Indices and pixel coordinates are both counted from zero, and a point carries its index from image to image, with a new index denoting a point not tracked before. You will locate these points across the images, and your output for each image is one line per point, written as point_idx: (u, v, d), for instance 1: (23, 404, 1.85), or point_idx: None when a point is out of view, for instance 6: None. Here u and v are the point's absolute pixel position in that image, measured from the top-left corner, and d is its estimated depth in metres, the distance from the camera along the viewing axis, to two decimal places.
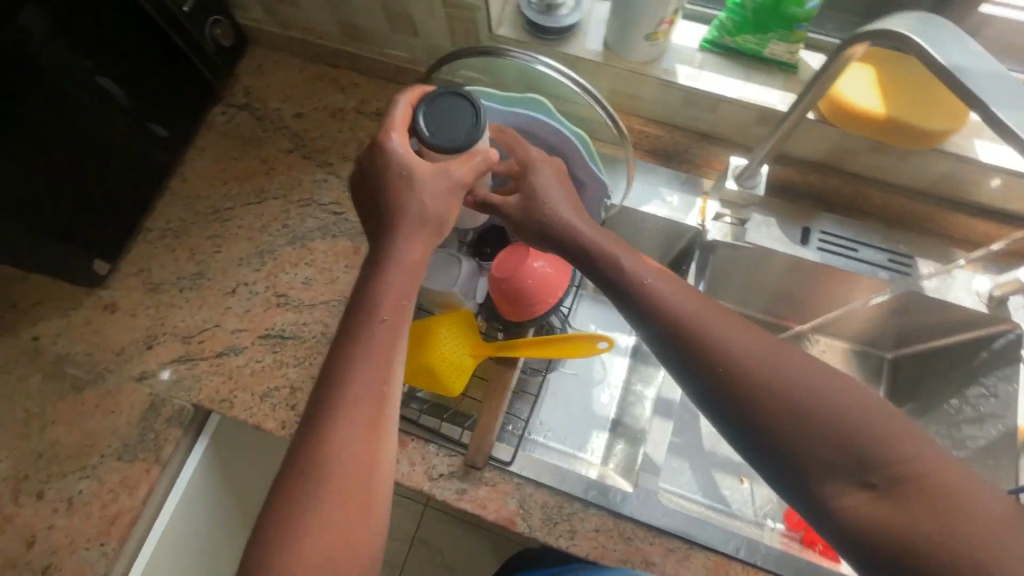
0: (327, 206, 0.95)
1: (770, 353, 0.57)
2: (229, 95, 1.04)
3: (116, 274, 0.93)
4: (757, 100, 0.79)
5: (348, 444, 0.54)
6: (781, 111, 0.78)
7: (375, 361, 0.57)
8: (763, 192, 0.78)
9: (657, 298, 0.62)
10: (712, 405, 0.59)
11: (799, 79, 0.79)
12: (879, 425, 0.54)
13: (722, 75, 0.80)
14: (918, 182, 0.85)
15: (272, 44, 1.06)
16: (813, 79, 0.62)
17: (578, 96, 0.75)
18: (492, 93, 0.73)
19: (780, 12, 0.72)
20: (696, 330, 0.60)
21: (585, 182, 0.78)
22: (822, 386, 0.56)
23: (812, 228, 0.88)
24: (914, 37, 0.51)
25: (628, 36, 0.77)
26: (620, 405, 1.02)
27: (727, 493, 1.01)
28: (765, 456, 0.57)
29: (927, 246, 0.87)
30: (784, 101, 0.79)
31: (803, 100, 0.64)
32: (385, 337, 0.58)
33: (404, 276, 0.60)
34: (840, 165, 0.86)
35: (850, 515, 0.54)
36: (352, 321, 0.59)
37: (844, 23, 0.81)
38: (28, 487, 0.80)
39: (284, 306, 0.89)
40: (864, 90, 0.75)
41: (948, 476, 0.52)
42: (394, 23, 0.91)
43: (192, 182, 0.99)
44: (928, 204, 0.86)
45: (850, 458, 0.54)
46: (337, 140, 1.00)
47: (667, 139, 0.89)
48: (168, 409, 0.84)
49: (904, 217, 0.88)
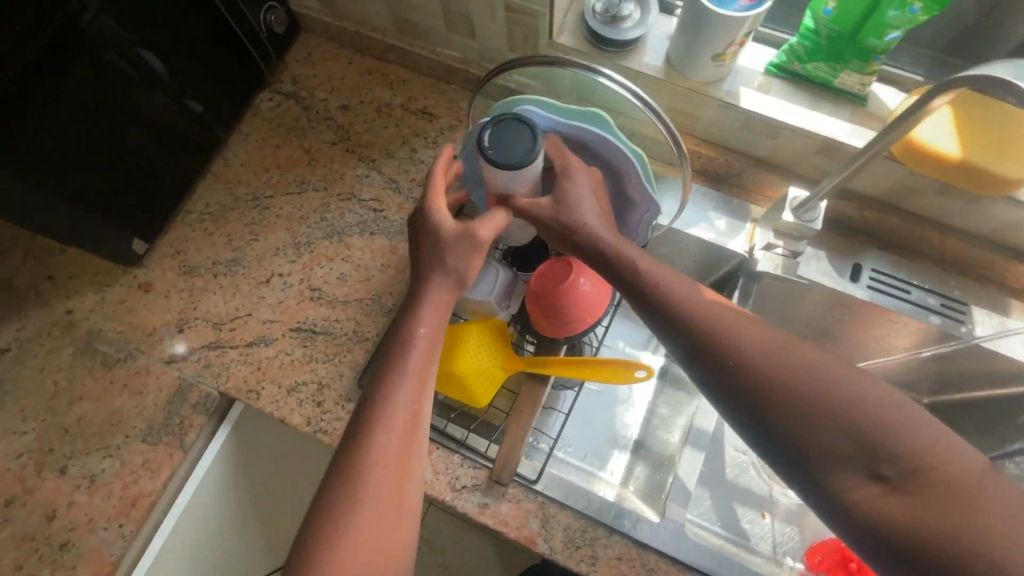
0: (367, 202, 0.94)
1: (779, 349, 0.57)
2: (277, 82, 1.03)
3: (153, 253, 0.92)
4: (822, 130, 0.76)
5: (381, 477, 0.56)
6: (846, 144, 0.76)
7: (410, 398, 0.58)
8: (819, 226, 0.75)
9: (670, 294, 0.61)
10: (730, 405, 0.59)
11: (868, 112, 0.77)
12: (894, 420, 0.54)
13: (789, 102, 0.77)
14: (980, 227, 0.82)
15: (323, 33, 1.05)
16: (894, 125, 0.60)
17: (639, 113, 0.73)
18: (551, 103, 0.71)
19: (856, 41, 0.70)
20: (706, 327, 0.59)
21: (637, 201, 0.76)
22: (833, 380, 0.55)
23: (863, 264, 0.85)
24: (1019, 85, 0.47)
25: (694, 55, 0.75)
26: (643, 427, 0.99)
27: (747, 527, 0.96)
28: (776, 453, 0.57)
29: (983, 293, 0.84)
30: (851, 133, 0.76)
31: (880, 142, 0.62)
32: (418, 367, 0.60)
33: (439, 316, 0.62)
34: (900, 202, 0.83)
35: (864, 508, 0.54)
36: (387, 357, 0.60)
37: (919, 58, 0.78)
38: (52, 461, 0.80)
39: (318, 301, 0.88)
40: (939, 132, 0.71)
41: (960, 469, 0.52)
42: (451, 22, 0.90)
43: (234, 167, 0.98)
44: (989, 250, 0.83)
45: (860, 450, 0.54)
46: (382, 136, 0.99)
47: (721, 162, 0.86)
48: (195, 394, 0.84)
49: (962, 262, 0.85)
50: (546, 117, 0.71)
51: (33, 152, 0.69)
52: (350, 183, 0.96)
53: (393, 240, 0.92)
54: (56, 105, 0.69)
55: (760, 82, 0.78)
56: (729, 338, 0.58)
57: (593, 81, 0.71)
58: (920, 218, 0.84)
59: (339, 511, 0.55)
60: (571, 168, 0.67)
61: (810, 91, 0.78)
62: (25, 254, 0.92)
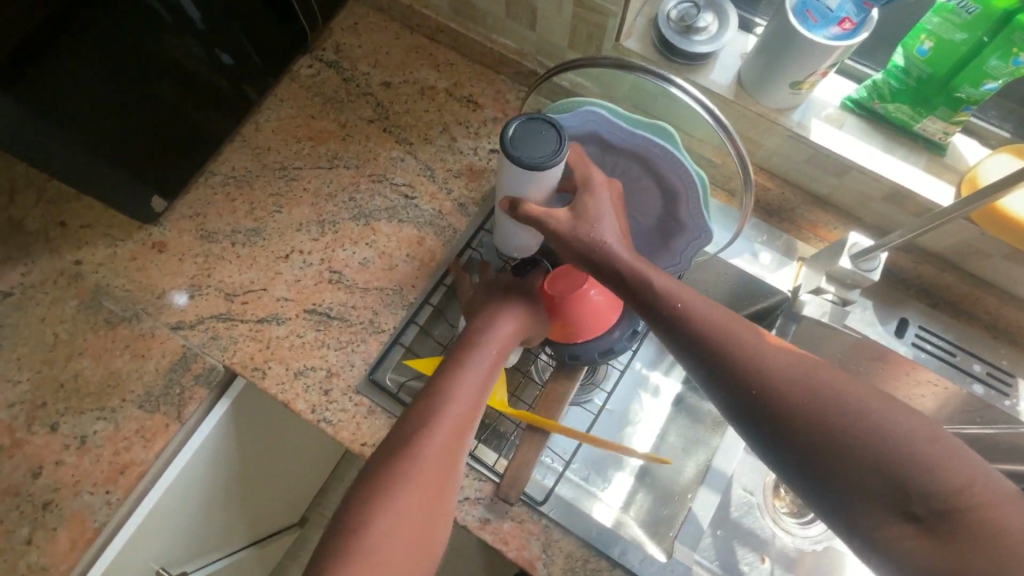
0: (400, 187, 0.90)
1: (801, 375, 0.52)
2: (319, 48, 0.98)
3: (171, 212, 0.89)
4: (893, 176, 0.71)
5: (420, 480, 0.55)
6: (919, 194, 0.71)
7: (461, 411, 0.59)
8: (877, 277, 0.71)
9: (690, 312, 0.56)
10: (750, 433, 0.54)
11: (945, 162, 0.72)
12: (927, 452, 0.48)
13: (862, 142, 0.73)
14: None
15: (373, 3, 1.00)
16: (984, 192, 0.58)
17: (709, 133, 0.67)
18: (616, 109, 0.66)
19: (949, 88, 0.66)
20: (724, 349, 0.54)
21: (687, 225, 0.72)
22: (860, 409, 0.50)
23: (909, 320, 0.81)
24: None
25: (770, 79, 0.70)
26: (650, 453, 0.95)
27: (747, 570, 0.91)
28: (804, 489, 0.52)
29: None
30: (922, 184, 0.71)
31: (967, 205, 0.59)
32: (478, 388, 0.61)
33: (503, 342, 0.65)
34: (961, 261, 0.79)
35: (897, 554, 0.48)
36: (442, 382, 0.61)
37: (1007, 113, 0.74)
38: (43, 416, 0.77)
39: (336, 284, 0.84)
40: None
41: (1009, 516, 0.46)
42: (512, 10, 0.85)
43: (265, 132, 0.94)
44: None
45: (893, 488, 0.48)
46: (422, 119, 0.94)
47: (776, 194, 0.82)
48: (198, 365, 0.80)
49: (1016, 332, 0.81)
50: (611, 123, 0.66)
51: (57, 92, 0.64)
52: (388, 164, 0.92)
53: (423, 231, 0.88)
54: (86, 43, 0.64)
55: (832, 115, 0.74)
56: (749, 362, 0.53)
57: (663, 91, 0.66)
58: (976, 280, 0.80)
59: (364, 528, 0.52)
60: (593, 184, 0.63)
61: (885, 133, 0.74)
62: (38, 197, 0.88)
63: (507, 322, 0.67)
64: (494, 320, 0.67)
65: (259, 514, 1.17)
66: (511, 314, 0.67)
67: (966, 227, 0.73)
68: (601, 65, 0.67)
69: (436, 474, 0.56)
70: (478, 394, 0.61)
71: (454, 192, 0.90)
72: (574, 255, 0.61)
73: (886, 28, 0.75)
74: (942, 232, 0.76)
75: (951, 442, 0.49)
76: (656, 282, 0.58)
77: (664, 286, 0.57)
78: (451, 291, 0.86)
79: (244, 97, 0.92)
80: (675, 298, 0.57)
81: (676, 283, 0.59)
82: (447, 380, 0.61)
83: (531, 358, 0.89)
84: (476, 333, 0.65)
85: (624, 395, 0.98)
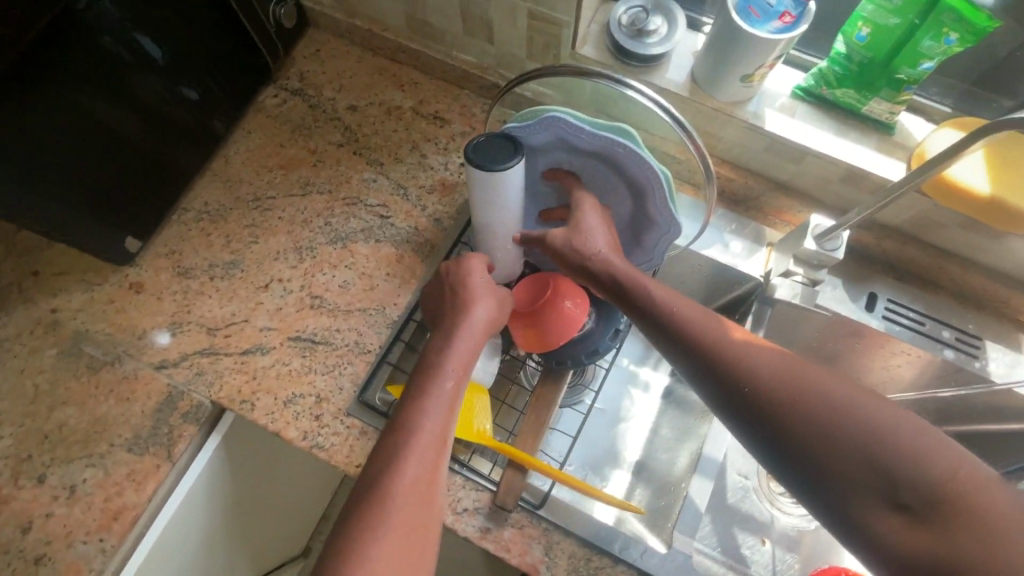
0: (374, 208, 0.91)
1: (786, 371, 0.54)
2: (283, 78, 0.99)
3: (146, 252, 0.88)
4: (847, 158, 0.74)
5: (403, 517, 0.54)
6: (873, 173, 0.74)
7: (431, 442, 0.58)
8: (841, 256, 0.73)
9: (680, 317, 0.60)
10: (742, 428, 0.56)
11: (895, 140, 0.76)
12: (909, 442, 0.49)
13: (815, 127, 0.76)
14: (998, 262, 0.81)
15: (334, 30, 1.01)
16: (932, 162, 0.60)
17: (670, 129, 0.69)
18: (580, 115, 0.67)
19: (890, 70, 0.69)
20: (711, 349, 0.57)
21: (657, 222, 0.74)
22: (842, 402, 0.52)
23: (878, 294, 0.84)
24: None
25: (721, 74, 0.73)
26: (645, 448, 0.97)
27: (749, 555, 0.92)
28: (795, 482, 0.53)
29: (998, 329, 0.83)
30: (876, 162, 0.74)
31: (920, 177, 0.62)
32: (449, 393, 0.61)
33: (467, 355, 0.64)
34: (921, 233, 0.82)
35: (886, 543, 0.49)
36: (415, 392, 0.61)
37: (947, 89, 0.77)
38: (29, 469, 0.76)
39: (318, 309, 0.85)
40: (971, 170, 0.71)
41: (995, 503, 0.46)
42: (470, 27, 0.87)
43: (235, 165, 0.94)
44: (1007, 287, 0.82)
45: (877, 476, 0.49)
46: (390, 139, 0.95)
47: (740, 184, 0.84)
48: (185, 402, 0.80)
49: (980, 297, 0.84)
50: (575, 128, 0.67)
51: (20, 142, 0.64)
52: (361, 187, 0.92)
53: (400, 250, 0.89)
54: (47, 91, 0.64)
55: (785, 104, 0.77)
56: (736, 361, 0.56)
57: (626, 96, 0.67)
58: (937, 250, 0.83)
59: (356, 550, 0.52)
60: (582, 204, 0.70)
61: (836, 117, 0.77)
62: (9, 249, 0.87)
63: (465, 338, 0.65)
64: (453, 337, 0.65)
65: (259, 549, 1.15)
66: (469, 327, 0.66)
67: (920, 200, 0.76)
68: (559, 73, 0.68)
69: (417, 511, 0.55)
70: (445, 420, 0.60)
71: (428, 208, 0.91)
72: (572, 267, 0.69)
73: (826, 17, 0.78)
74: (899, 207, 0.79)
75: (935, 434, 0.50)
76: (649, 290, 0.63)
77: (655, 293, 0.62)
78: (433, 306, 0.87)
79: (212, 132, 0.92)
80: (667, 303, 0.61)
81: (669, 292, 0.63)
82: (414, 413, 0.59)
83: (519, 364, 0.91)
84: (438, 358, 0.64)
85: (613, 394, 1.00)
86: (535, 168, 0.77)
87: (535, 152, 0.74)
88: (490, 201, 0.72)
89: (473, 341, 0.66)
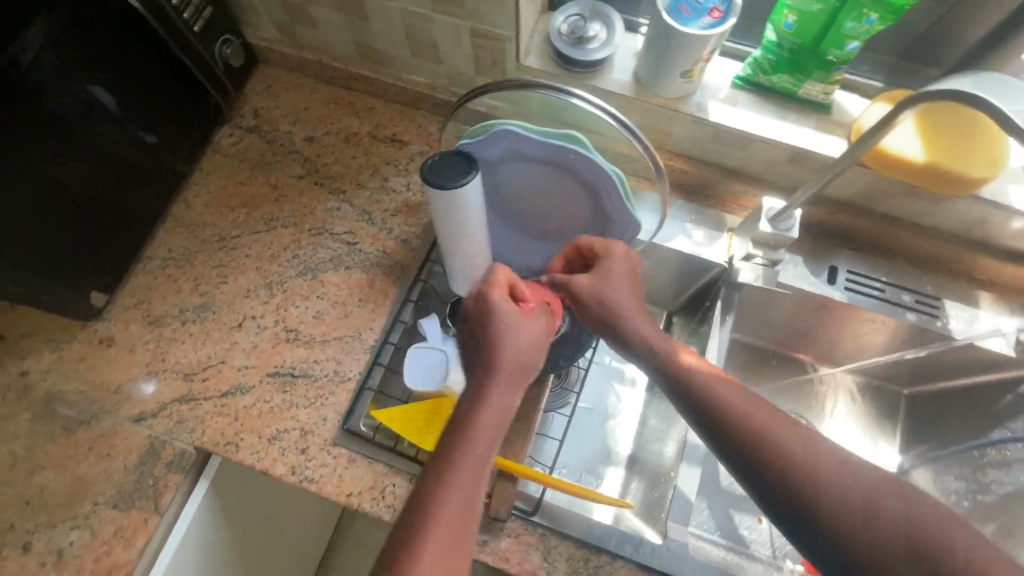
0: (341, 236, 0.92)
1: (806, 446, 0.56)
2: (237, 117, 1.00)
3: (114, 305, 0.87)
4: (791, 140, 0.77)
5: None
6: (817, 154, 0.77)
7: (462, 499, 0.55)
8: (797, 235, 0.76)
9: (700, 383, 0.63)
10: (764, 500, 0.57)
11: (834, 119, 0.79)
12: (924, 515, 0.51)
13: (758, 113, 0.79)
14: (948, 225, 0.84)
15: (284, 65, 1.02)
16: (869, 133, 0.61)
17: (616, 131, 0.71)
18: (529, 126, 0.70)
19: (819, 53, 0.72)
20: (733, 420, 0.59)
21: (616, 220, 0.76)
22: (859, 476, 0.54)
23: (838, 266, 0.87)
24: (984, 97, 0.48)
25: (662, 72, 0.75)
26: (635, 441, 0.98)
27: (747, 534, 0.94)
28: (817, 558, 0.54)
29: (954, 288, 0.86)
30: (819, 141, 0.77)
31: (861, 147, 0.63)
32: (481, 453, 0.58)
33: (499, 410, 0.61)
34: (870, 204, 0.85)
35: None
36: (444, 453, 0.58)
37: (877, 65, 0.81)
38: (13, 538, 0.74)
39: (294, 342, 0.85)
40: (906, 139, 0.73)
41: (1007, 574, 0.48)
42: (416, 50, 0.89)
43: (197, 208, 0.94)
44: (959, 246, 0.85)
45: (899, 549, 0.50)
46: (350, 166, 0.96)
47: (696, 175, 0.87)
48: (168, 452, 0.79)
49: (933, 259, 0.87)
50: (527, 139, 0.69)
51: None
52: (325, 217, 0.93)
53: (369, 275, 0.89)
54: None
55: (728, 94, 0.79)
56: (757, 434, 0.58)
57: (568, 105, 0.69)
58: (887, 218, 0.86)
59: None
60: (613, 254, 0.72)
61: (776, 102, 0.79)
62: None
63: (498, 380, 0.62)
64: (488, 380, 0.62)
65: None
66: (503, 368, 0.63)
67: (865, 173, 0.79)
68: (504, 88, 0.70)
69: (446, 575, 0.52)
70: (478, 474, 0.57)
71: (395, 230, 0.92)
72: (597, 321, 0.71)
73: (756, 8, 0.81)
74: (846, 181, 0.82)
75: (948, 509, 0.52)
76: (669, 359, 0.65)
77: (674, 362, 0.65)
78: (410, 327, 0.87)
79: (170, 178, 0.92)
80: (687, 367, 0.64)
81: (687, 361, 0.65)
82: (444, 467, 0.57)
83: None
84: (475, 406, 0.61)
85: (598, 392, 1.01)
86: (492, 182, 0.78)
87: (491, 166, 0.75)
88: (450, 217, 0.73)
89: (506, 394, 0.62)
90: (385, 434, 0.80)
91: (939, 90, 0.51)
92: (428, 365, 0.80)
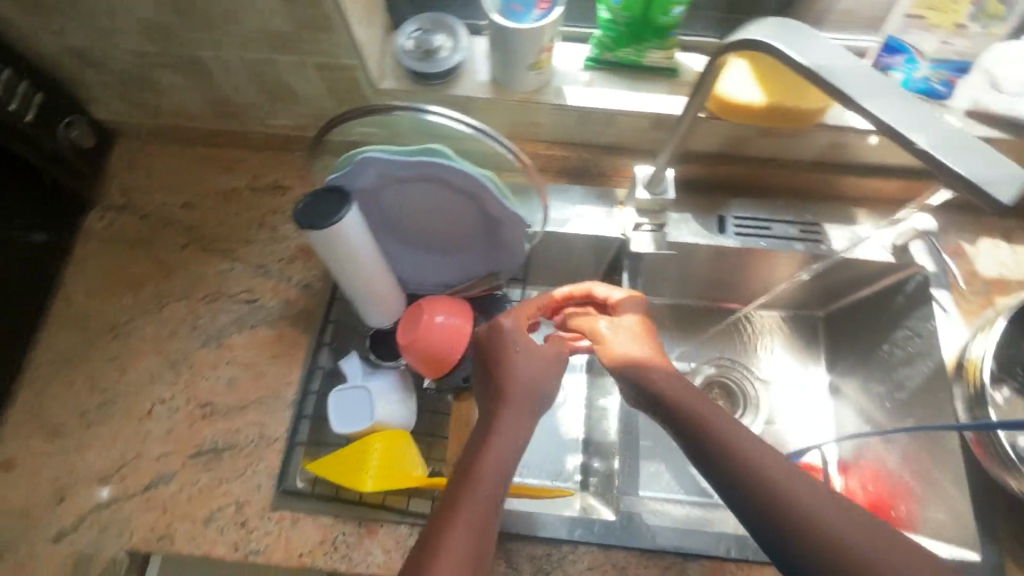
0: (239, 296, 0.89)
1: (814, 496, 0.53)
2: (104, 199, 0.95)
3: (6, 425, 0.81)
4: (647, 108, 0.80)
5: None
6: (672, 115, 0.80)
7: (470, 527, 0.54)
8: (673, 195, 0.82)
9: (724, 438, 0.58)
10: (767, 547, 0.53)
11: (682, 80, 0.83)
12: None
13: (612, 89, 0.81)
14: (808, 155, 0.90)
15: (143, 134, 0.98)
16: (699, 82, 0.63)
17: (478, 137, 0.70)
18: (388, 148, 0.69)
19: (650, 22, 0.76)
20: (738, 462, 0.56)
21: (503, 219, 0.75)
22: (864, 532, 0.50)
23: (726, 216, 0.91)
24: (778, 46, 0.51)
25: (510, 69, 0.77)
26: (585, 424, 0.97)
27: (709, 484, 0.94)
28: None
29: (829, 210, 0.92)
30: (672, 103, 0.81)
31: (694, 101, 0.65)
32: (490, 492, 0.57)
33: (506, 449, 0.60)
34: (737, 151, 0.90)
35: None
36: (449, 496, 0.56)
37: (709, 23, 0.86)
38: None
39: (212, 416, 0.81)
40: (744, 85, 0.78)
41: None
42: (272, 94, 0.87)
43: (78, 302, 0.89)
44: (823, 172, 0.91)
45: None
46: (235, 224, 0.93)
47: (574, 158, 0.89)
48: (97, 563, 0.74)
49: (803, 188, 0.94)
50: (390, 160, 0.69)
51: None
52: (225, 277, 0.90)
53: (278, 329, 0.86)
54: None
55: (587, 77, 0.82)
56: (762, 479, 0.54)
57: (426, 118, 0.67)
58: (756, 160, 0.91)
59: None
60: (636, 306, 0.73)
61: (627, 75, 0.83)
62: None
63: (507, 407, 0.64)
64: (499, 409, 0.64)
65: None
66: (516, 399, 0.64)
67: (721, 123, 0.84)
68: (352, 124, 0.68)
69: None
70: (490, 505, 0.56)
71: (294, 278, 0.90)
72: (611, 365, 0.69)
73: None
74: (709, 133, 0.86)
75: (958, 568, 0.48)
76: (670, 395, 0.62)
77: (676, 398, 0.62)
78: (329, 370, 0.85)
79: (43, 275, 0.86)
80: (713, 424, 0.59)
81: (692, 397, 0.62)
82: (456, 497, 0.56)
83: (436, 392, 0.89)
84: (488, 437, 0.61)
85: None
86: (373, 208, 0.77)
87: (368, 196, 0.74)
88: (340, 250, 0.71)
89: (516, 434, 0.62)
90: (324, 483, 0.77)
91: (750, 37, 0.52)
92: (353, 407, 0.79)
